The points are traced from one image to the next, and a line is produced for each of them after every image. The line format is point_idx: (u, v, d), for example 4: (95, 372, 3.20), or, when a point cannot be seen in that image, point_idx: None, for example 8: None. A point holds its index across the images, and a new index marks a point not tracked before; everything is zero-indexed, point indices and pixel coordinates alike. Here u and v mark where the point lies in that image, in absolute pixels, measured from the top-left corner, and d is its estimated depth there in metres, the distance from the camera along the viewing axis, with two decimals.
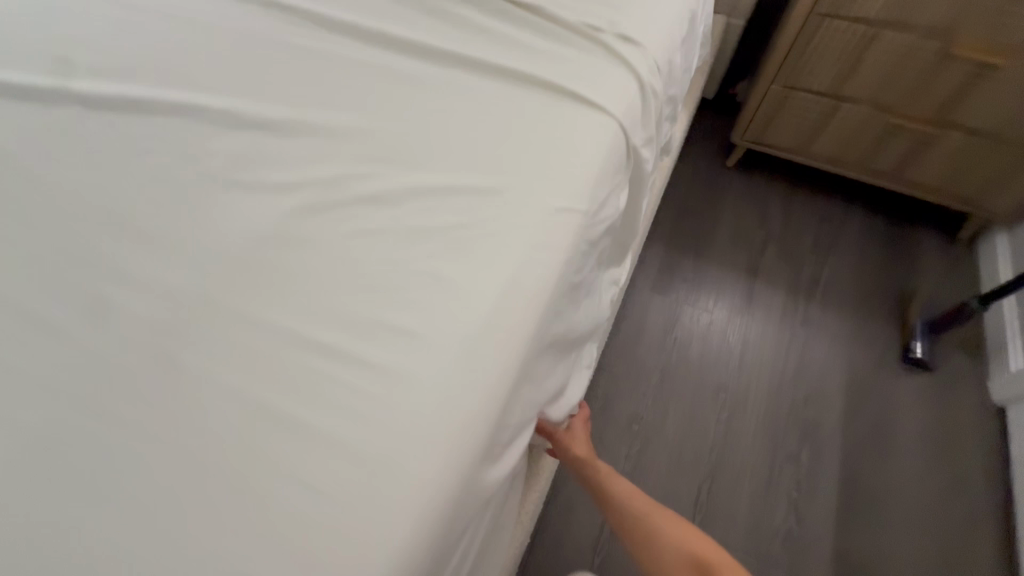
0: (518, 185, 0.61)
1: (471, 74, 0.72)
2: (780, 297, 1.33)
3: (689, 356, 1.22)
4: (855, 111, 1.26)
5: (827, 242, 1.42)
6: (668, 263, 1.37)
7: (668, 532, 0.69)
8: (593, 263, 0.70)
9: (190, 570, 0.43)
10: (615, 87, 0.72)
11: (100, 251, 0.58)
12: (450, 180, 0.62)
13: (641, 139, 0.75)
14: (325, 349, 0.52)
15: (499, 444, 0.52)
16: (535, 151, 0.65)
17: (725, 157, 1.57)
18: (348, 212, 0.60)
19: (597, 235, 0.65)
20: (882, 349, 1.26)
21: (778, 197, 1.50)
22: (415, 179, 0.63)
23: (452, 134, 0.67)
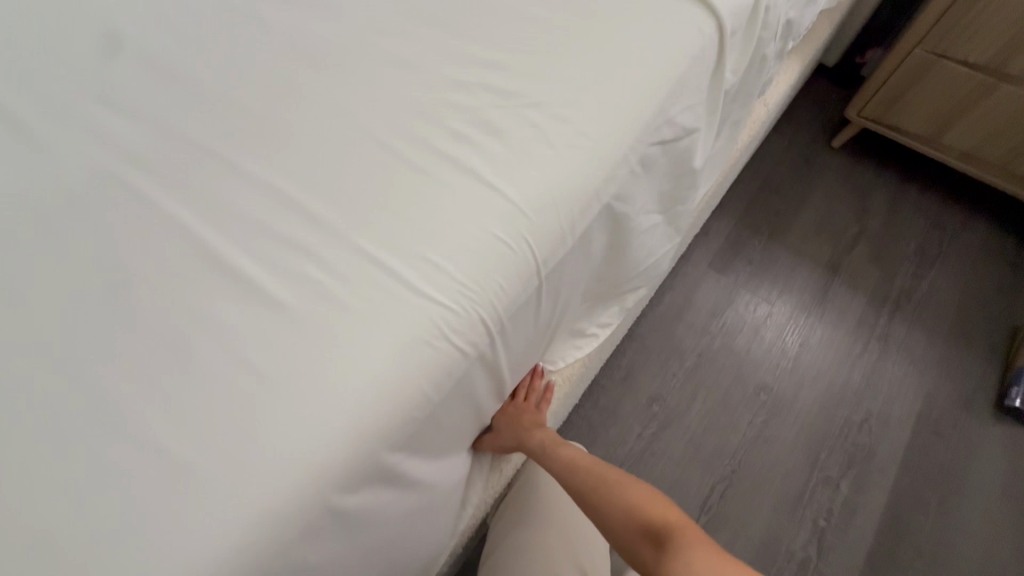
0: (577, 67, 0.48)
1: None
2: (861, 303, 1.14)
3: (736, 345, 1.07)
4: (1016, 96, 1.03)
5: (932, 253, 1.21)
6: (736, 240, 1.20)
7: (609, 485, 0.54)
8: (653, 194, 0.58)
9: (60, 421, 0.34)
10: None
11: (57, 45, 0.48)
12: (491, 43, 0.49)
13: (742, 53, 0.60)
14: (296, 205, 0.41)
15: (485, 362, 0.42)
16: (609, 28, 0.51)
17: (832, 135, 1.35)
18: (355, 54, 0.48)
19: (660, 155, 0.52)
20: (971, 386, 1.07)
21: (884, 192, 1.28)
22: (446, 33, 0.49)
23: None
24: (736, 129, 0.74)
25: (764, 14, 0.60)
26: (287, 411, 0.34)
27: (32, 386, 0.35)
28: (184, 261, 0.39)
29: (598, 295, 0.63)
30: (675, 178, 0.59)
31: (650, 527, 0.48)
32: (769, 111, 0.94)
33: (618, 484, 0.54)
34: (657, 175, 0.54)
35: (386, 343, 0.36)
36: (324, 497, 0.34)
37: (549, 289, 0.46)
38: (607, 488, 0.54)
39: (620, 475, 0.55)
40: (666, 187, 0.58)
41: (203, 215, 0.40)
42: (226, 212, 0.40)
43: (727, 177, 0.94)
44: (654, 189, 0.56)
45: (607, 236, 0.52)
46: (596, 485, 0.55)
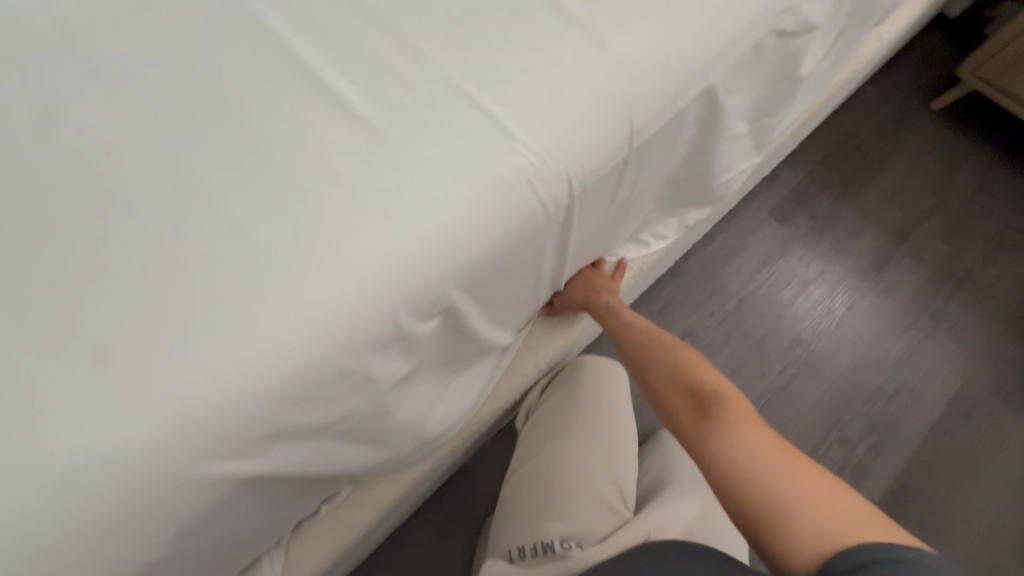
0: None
1: None
2: (920, 276, 1.09)
3: (780, 297, 1.05)
4: None
5: (1011, 238, 1.13)
6: (803, 192, 1.14)
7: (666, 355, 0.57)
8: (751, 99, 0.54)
9: (154, 208, 0.35)
10: None
11: None
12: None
13: None
14: (392, 32, 0.39)
15: (556, 226, 0.42)
16: None
17: (934, 96, 1.23)
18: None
19: (771, 50, 0.48)
20: (1015, 377, 1.03)
21: (974, 166, 1.18)
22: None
23: None
24: (846, 52, 0.68)
25: None
26: (368, 226, 0.35)
27: (130, 172, 0.35)
28: (279, 73, 0.38)
29: (665, 199, 0.62)
30: (779, 83, 0.55)
31: (696, 390, 0.50)
32: (881, 48, 0.85)
33: (672, 356, 0.56)
34: (762, 74, 0.50)
35: (471, 179, 0.36)
36: (394, 313, 0.35)
37: (631, 166, 0.44)
38: (653, 351, 0.58)
39: (675, 343, 0.58)
40: (766, 91, 0.54)
41: (301, 29, 0.39)
42: (322, 28, 0.39)
43: (817, 114, 0.87)
44: (755, 88, 0.52)
45: (698, 126, 0.49)
46: (651, 345, 0.59)
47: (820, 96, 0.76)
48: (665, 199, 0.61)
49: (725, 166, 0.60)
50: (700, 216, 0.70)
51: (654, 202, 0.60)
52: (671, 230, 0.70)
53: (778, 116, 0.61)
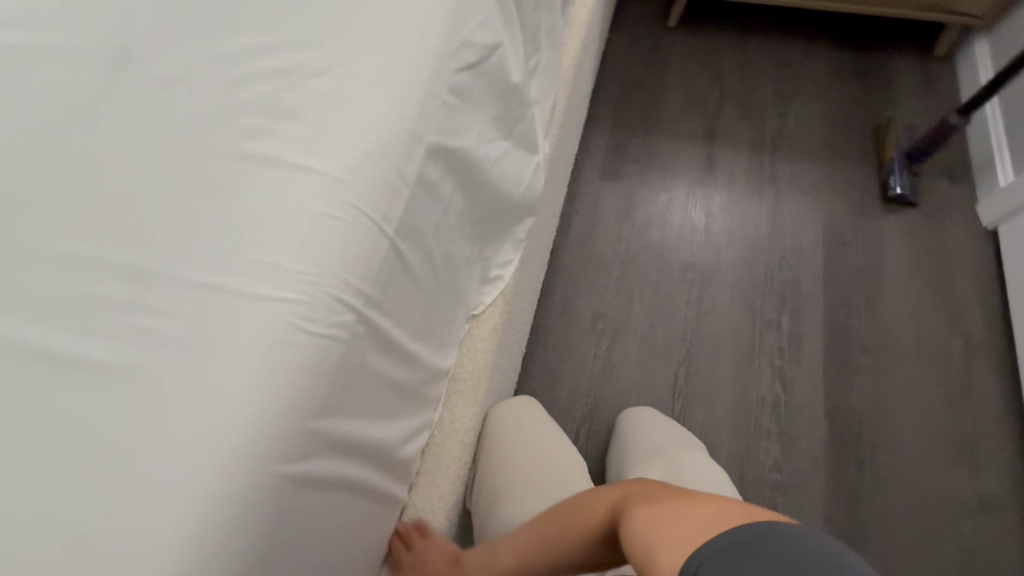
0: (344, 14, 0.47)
1: None
2: (744, 157, 1.18)
3: (650, 241, 1.10)
4: None
5: (789, 88, 1.25)
6: (617, 144, 1.22)
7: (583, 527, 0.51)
8: (486, 125, 0.56)
9: None
10: None
11: None
12: (248, 14, 0.46)
13: None
14: (107, 249, 0.37)
15: (366, 347, 0.41)
16: None
17: (666, 16, 1.37)
18: (106, 76, 0.43)
19: (466, 83, 0.51)
20: (860, 192, 1.11)
21: (729, 49, 1.31)
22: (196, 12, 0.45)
23: None
24: (548, 38, 0.74)
25: None
26: (175, 446, 0.33)
27: None
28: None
29: (478, 233, 0.62)
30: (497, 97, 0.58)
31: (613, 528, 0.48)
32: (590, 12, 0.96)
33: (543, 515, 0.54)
34: (477, 105, 0.54)
35: (254, 347, 0.35)
36: (241, 526, 0.34)
37: (402, 244, 0.44)
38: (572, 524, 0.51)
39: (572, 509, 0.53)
40: (492, 108, 0.57)
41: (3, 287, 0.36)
42: (31, 278, 0.37)
43: (575, 87, 0.94)
44: (480, 112, 0.54)
45: (446, 172, 0.50)
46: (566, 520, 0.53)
47: (558, 78, 0.83)
48: (482, 237, 0.64)
49: (508, 182, 0.62)
50: (525, 230, 0.73)
51: (471, 249, 0.61)
52: (509, 254, 0.72)
53: (525, 121, 0.65)
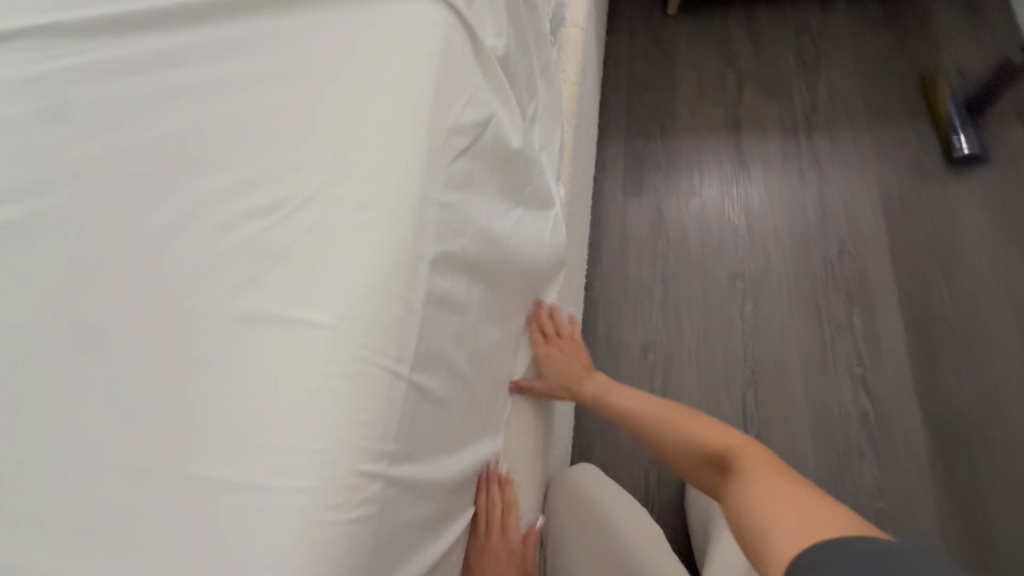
0: (318, 137, 0.43)
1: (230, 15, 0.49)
2: (776, 141, 1.07)
3: (689, 252, 1.02)
4: None
5: (815, 54, 1.13)
6: (634, 154, 1.14)
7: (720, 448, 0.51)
8: (493, 205, 0.52)
9: None
10: None
11: None
12: (232, 154, 0.44)
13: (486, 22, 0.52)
14: (119, 452, 0.35)
15: (403, 507, 0.38)
16: (349, 85, 0.45)
17: (664, 6, 1.27)
18: (104, 248, 0.42)
19: (462, 175, 0.46)
20: (917, 157, 0.99)
21: (739, 25, 1.20)
22: (185, 161, 0.44)
23: (227, 111, 0.46)
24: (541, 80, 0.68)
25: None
26: (261, 510, 0.33)
27: None
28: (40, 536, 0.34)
29: (502, 317, 0.57)
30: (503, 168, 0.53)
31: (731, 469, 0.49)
32: (582, 30, 0.90)
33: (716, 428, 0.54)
34: (480, 191, 0.49)
35: (276, 550, 0.32)
36: None
37: (419, 377, 0.39)
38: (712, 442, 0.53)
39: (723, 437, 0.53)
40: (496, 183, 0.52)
41: (21, 504, 0.35)
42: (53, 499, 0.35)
43: (580, 112, 0.88)
44: (484, 196, 0.50)
45: (452, 275, 0.44)
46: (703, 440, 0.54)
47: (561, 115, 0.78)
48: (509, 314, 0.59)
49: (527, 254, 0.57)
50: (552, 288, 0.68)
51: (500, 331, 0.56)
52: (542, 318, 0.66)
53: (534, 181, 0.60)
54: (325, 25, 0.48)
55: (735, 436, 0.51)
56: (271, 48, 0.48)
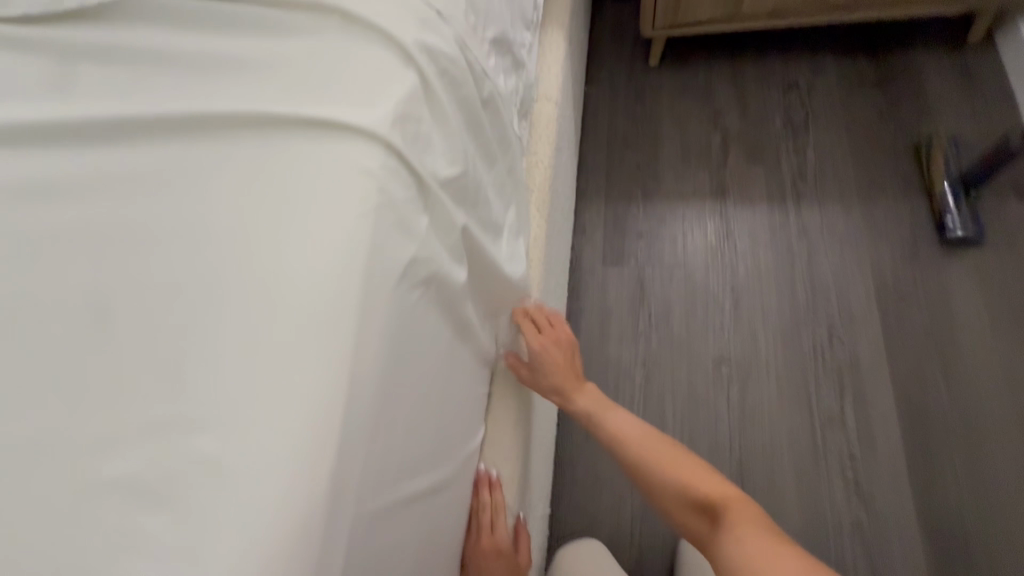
0: (232, 336, 0.37)
1: (131, 153, 0.42)
2: (763, 210, 1.01)
3: (672, 332, 0.95)
4: None
5: (802, 116, 1.07)
6: (615, 219, 1.07)
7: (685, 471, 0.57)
8: (432, 376, 0.48)
9: None
10: (365, 89, 0.44)
11: None
12: (121, 346, 0.37)
13: (430, 159, 0.46)
14: None
15: None
16: (261, 258, 0.39)
17: (646, 57, 1.21)
18: None
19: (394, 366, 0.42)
20: (909, 234, 0.94)
21: (724, 80, 1.14)
22: (59, 351, 0.37)
23: (113, 280, 0.39)
24: (504, 185, 0.62)
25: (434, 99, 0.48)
26: None
27: None
28: None
29: (452, 481, 0.53)
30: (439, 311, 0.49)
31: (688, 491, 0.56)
32: (557, 102, 0.83)
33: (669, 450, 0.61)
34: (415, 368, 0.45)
35: None
36: None
37: None
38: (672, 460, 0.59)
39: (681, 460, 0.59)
40: (430, 352, 0.47)
41: None
42: None
43: (554, 193, 0.81)
44: (421, 365, 0.46)
45: (380, 499, 0.41)
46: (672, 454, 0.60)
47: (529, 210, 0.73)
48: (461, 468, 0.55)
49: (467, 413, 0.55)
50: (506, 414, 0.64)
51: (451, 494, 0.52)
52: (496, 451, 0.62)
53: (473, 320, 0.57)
54: (239, 167, 0.42)
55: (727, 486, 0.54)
56: (172, 196, 0.41)
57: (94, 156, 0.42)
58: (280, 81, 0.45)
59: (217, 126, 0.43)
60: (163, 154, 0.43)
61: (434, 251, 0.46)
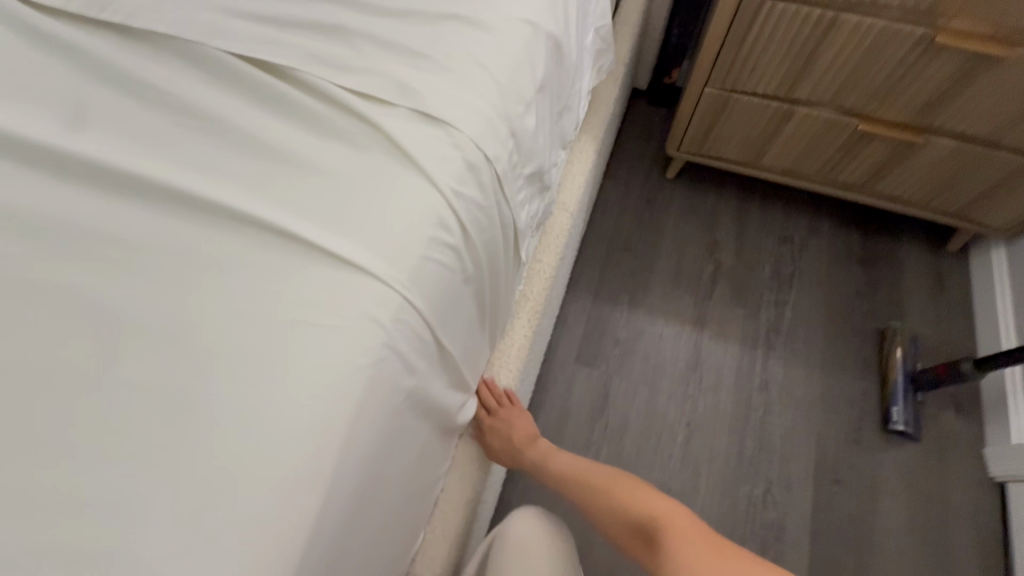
0: (195, 467, 0.37)
1: (157, 237, 0.43)
2: (734, 351, 1.06)
3: (622, 450, 0.98)
4: (811, 117, 0.94)
5: (789, 270, 1.13)
6: (596, 319, 1.09)
7: (644, 503, 0.60)
8: (386, 507, 0.48)
9: None
10: (395, 231, 0.44)
11: None
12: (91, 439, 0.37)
13: (439, 307, 0.47)
14: None
15: None
16: (245, 385, 0.39)
17: (664, 167, 1.25)
18: None
19: (351, 511, 0.43)
20: (856, 415, 1.00)
21: (728, 213, 1.20)
22: (33, 437, 0.37)
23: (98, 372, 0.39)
24: (500, 308, 0.62)
25: (459, 242, 0.48)
26: None
27: None
28: None
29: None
30: (410, 442, 0.49)
31: (644, 524, 0.58)
32: (572, 214, 0.85)
33: (635, 483, 0.64)
34: (370, 505, 0.45)
35: None
36: None
37: None
38: (634, 497, 0.62)
39: (642, 492, 0.62)
40: (396, 478, 0.49)
41: None
42: None
43: (548, 301, 0.83)
44: (376, 502, 0.46)
45: None
46: (632, 489, 0.63)
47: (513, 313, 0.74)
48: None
49: (411, 531, 0.56)
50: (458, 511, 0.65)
51: None
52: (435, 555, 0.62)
53: (442, 440, 0.58)
54: (247, 279, 0.42)
55: (667, 505, 0.58)
56: (178, 294, 0.41)
57: (121, 236, 0.43)
58: (316, 193, 0.45)
59: (242, 227, 0.44)
60: (183, 243, 0.43)
61: (418, 394, 0.47)
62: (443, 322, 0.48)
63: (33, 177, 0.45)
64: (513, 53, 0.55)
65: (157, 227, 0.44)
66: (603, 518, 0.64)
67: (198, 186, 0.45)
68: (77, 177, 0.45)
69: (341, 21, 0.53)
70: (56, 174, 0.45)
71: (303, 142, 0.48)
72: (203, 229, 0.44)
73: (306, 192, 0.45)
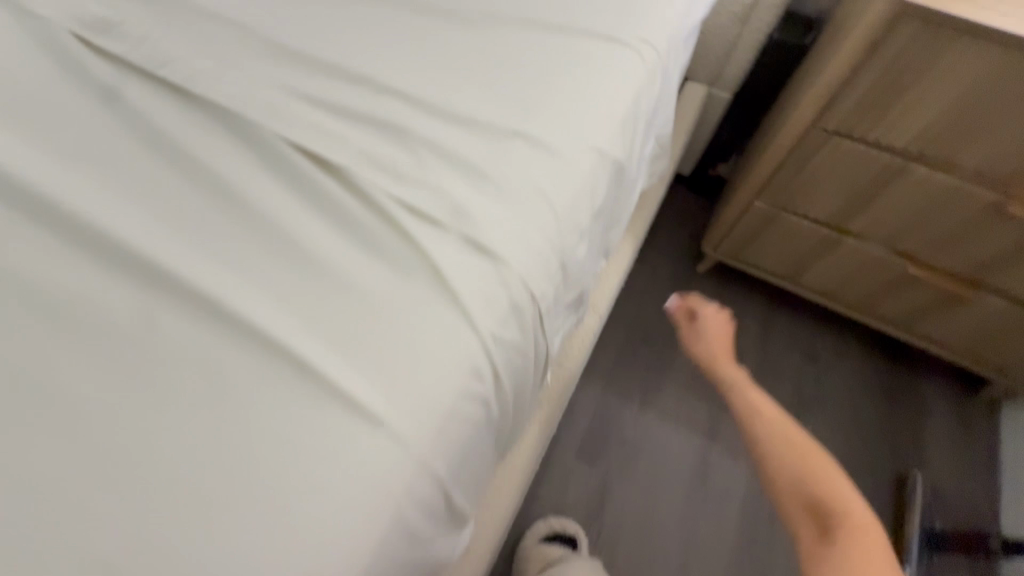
0: None
1: (161, 342, 0.39)
2: (743, 471, 1.01)
3: (613, 564, 0.93)
4: (861, 249, 0.90)
5: (811, 392, 1.09)
6: (605, 411, 1.05)
7: (828, 487, 0.54)
8: None
9: None
10: (422, 378, 0.41)
11: None
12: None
13: (454, 461, 0.42)
14: None
15: None
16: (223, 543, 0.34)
17: (696, 259, 1.22)
18: None
19: None
20: None
21: (755, 320, 1.16)
22: None
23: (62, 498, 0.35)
24: (515, 433, 0.58)
25: (487, 389, 0.44)
26: None
27: None
28: None
29: None
30: None
31: (818, 509, 0.52)
32: (602, 316, 0.81)
33: (834, 466, 0.56)
34: None
35: None
36: None
37: None
38: (812, 470, 0.55)
39: (830, 469, 0.55)
40: None
41: None
42: None
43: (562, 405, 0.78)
44: None
45: None
46: (807, 458, 0.57)
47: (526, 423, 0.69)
48: None
49: None
50: None
51: None
52: None
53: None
54: (253, 412, 0.38)
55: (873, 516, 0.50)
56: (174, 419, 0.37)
57: (126, 329, 0.40)
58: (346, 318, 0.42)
59: (259, 346, 0.40)
60: (190, 354, 0.39)
61: (413, 557, 0.42)
62: (454, 474, 0.44)
63: (55, 244, 0.43)
64: (576, 181, 0.52)
65: (164, 326, 0.40)
66: (768, 451, 0.58)
67: (221, 290, 0.41)
68: (96, 251, 0.43)
69: (408, 127, 0.52)
70: (77, 244, 0.43)
71: (342, 251, 0.45)
72: (215, 335, 0.40)
73: (335, 317, 0.42)
